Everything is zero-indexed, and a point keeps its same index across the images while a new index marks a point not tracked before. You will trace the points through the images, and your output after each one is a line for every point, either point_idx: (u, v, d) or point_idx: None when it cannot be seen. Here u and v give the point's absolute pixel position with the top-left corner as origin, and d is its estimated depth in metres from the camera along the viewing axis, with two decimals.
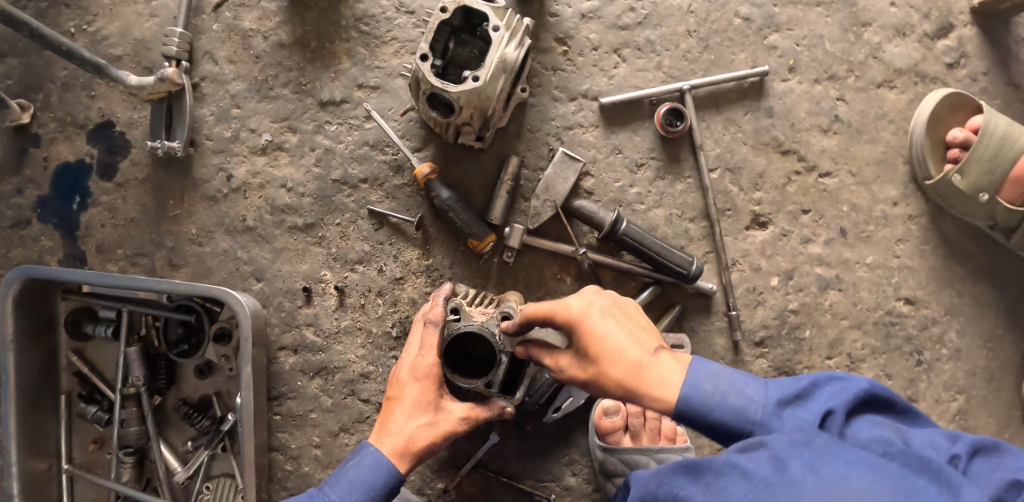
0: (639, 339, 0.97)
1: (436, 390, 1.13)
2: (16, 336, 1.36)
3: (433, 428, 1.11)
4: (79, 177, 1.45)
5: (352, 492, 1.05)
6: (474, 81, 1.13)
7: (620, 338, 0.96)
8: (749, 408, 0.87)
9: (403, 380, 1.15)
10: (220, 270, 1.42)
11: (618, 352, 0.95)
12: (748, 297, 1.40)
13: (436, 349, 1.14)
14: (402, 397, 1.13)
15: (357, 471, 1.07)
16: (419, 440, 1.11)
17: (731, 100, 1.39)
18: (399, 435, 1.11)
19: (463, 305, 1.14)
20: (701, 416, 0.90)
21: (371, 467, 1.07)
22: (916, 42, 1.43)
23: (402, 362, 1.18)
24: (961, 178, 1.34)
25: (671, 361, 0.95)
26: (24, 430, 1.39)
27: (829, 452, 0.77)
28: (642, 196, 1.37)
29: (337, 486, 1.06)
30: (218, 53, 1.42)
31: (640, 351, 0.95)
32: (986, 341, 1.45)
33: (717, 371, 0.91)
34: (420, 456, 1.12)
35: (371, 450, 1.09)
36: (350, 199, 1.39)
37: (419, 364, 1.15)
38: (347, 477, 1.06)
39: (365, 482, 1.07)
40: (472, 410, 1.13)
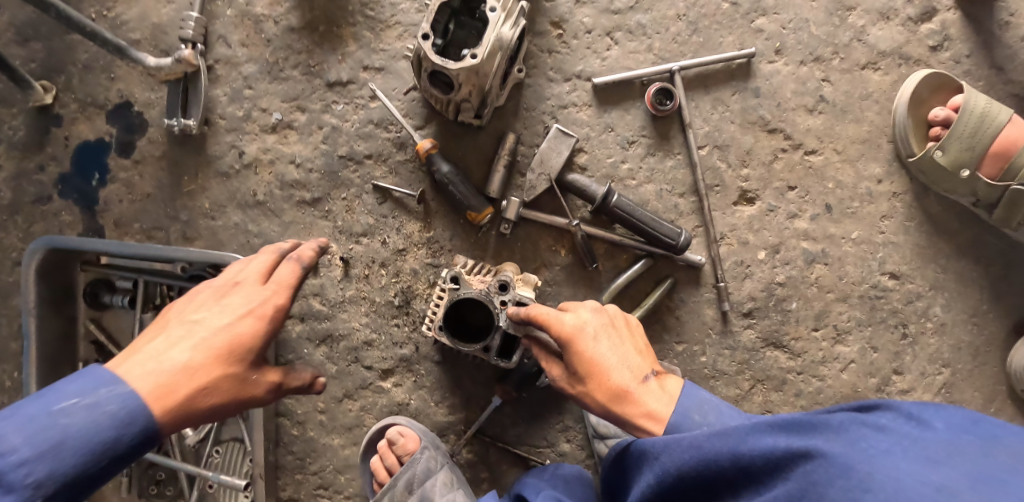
0: (628, 362, 1.10)
1: (255, 343, 0.99)
2: (39, 302, 1.44)
3: (221, 387, 0.95)
4: (99, 155, 1.53)
5: (43, 438, 0.85)
6: (472, 58, 1.19)
7: (609, 361, 1.09)
8: None
9: (218, 317, 0.98)
10: (231, 243, 1.49)
11: (611, 373, 1.09)
12: (736, 269, 1.45)
13: (286, 291, 1.04)
14: (212, 336, 0.97)
15: (71, 415, 0.87)
16: (208, 395, 0.94)
17: (720, 81, 1.45)
18: (175, 379, 0.92)
19: (462, 274, 1.20)
20: None
21: (117, 406, 0.89)
22: (899, 25, 1.49)
23: (210, 294, 1.01)
24: (943, 154, 1.39)
25: (652, 386, 1.09)
26: (43, 394, 1.46)
27: (951, 413, 0.90)
28: (633, 172, 1.43)
29: (25, 431, 0.85)
30: (231, 37, 1.50)
31: (628, 375, 1.09)
32: (971, 316, 1.49)
33: (704, 401, 1.10)
34: (198, 410, 0.94)
35: (124, 390, 0.89)
36: (355, 175, 1.46)
37: (235, 306, 1.00)
38: (47, 423, 0.86)
39: (91, 438, 0.87)
40: (281, 380, 1.04)
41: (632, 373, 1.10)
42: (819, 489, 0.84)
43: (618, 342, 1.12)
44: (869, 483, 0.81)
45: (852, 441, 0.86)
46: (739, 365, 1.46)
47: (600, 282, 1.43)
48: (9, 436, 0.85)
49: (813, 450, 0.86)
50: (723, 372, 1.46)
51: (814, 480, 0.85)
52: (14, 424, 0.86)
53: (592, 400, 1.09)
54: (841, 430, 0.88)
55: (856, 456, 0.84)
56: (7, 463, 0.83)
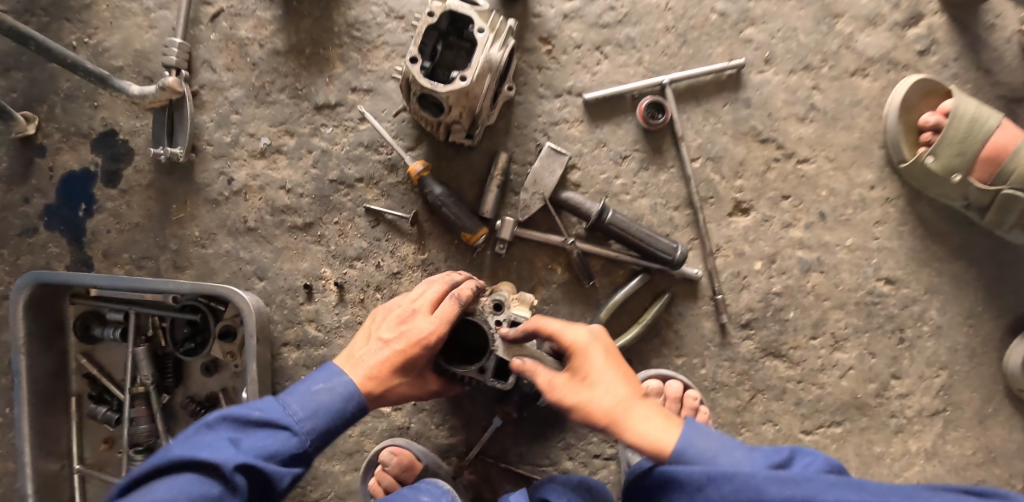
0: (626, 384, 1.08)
1: (430, 358, 1.13)
2: (29, 339, 1.42)
3: (410, 387, 1.16)
4: (85, 185, 1.50)
5: (310, 412, 1.05)
6: (462, 80, 1.18)
7: (609, 381, 1.07)
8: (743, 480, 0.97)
9: (411, 334, 1.11)
10: (223, 271, 1.47)
11: (616, 383, 1.07)
12: (732, 281, 1.45)
13: (449, 324, 1.11)
14: (399, 346, 1.11)
15: (322, 397, 1.06)
16: (391, 393, 1.13)
17: (710, 92, 1.45)
18: (373, 377, 1.11)
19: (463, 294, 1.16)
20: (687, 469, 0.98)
21: (342, 396, 1.07)
22: (887, 31, 1.49)
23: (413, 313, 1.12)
24: (934, 160, 1.40)
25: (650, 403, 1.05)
26: (37, 431, 1.44)
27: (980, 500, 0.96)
28: (627, 187, 1.43)
29: (301, 407, 1.04)
30: (216, 61, 1.47)
31: (627, 394, 1.05)
32: (966, 317, 1.50)
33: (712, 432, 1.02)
34: (380, 401, 1.13)
35: (341, 382, 1.08)
36: (347, 198, 1.44)
37: (431, 327, 1.11)
38: (313, 398, 1.06)
39: (329, 410, 1.06)
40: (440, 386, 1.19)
41: (635, 388, 1.07)
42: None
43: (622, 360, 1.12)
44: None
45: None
46: (739, 376, 1.46)
47: (597, 299, 1.43)
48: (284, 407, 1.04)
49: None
50: (723, 384, 1.45)
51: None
52: (286, 398, 1.06)
53: (588, 417, 1.06)
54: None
55: None
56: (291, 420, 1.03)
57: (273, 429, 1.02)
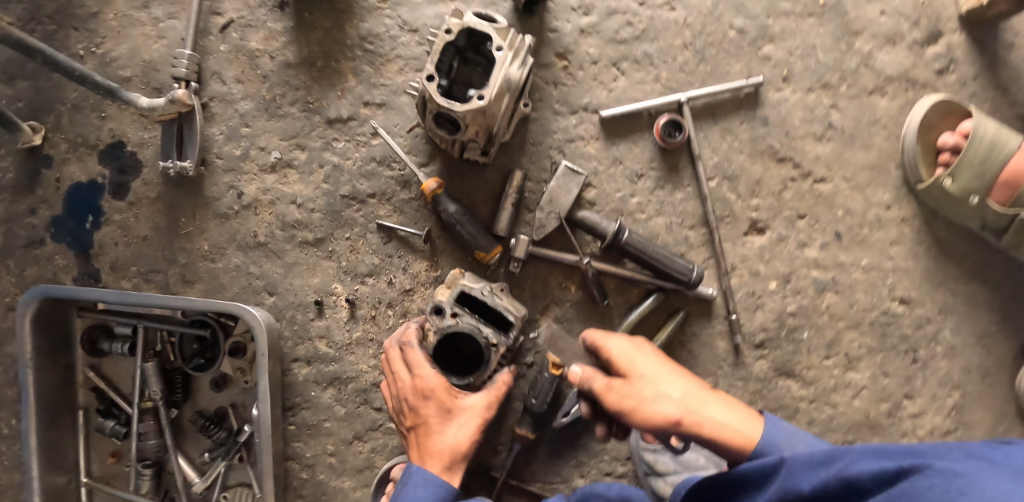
0: (698, 387, 1.08)
1: (448, 398, 1.18)
2: (35, 354, 1.40)
3: (463, 424, 1.17)
4: (92, 197, 1.48)
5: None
6: (479, 99, 1.16)
7: (682, 389, 1.07)
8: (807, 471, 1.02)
9: (413, 402, 1.19)
10: (232, 286, 1.45)
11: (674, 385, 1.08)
12: (747, 300, 1.44)
13: (423, 363, 1.19)
14: (422, 417, 1.18)
15: (416, 496, 1.11)
16: (458, 447, 1.17)
17: (728, 110, 1.43)
18: (437, 453, 1.16)
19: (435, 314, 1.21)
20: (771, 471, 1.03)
21: (423, 484, 1.12)
22: (906, 49, 1.47)
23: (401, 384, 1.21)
24: (952, 182, 1.38)
25: (723, 409, 1.07)
26: (44, 445, 1.43)
27: None
28: (643, 205, 1.41)
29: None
30: (226, 73, 1.45)
31: (702, 402, 1.06)
32: (980, 338, 1.50)
33: (795, 433, 1.07)
34: (460, 456, 1.17)
35: (412, 471, 1.14)
36: (359, 214, 1.43)
37: (422, 380, 1.18)
38: (402, 501, 1.11)
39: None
40: (487, 398, 1.20)
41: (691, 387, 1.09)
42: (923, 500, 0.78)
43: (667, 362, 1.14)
44: (969, 490, 0.76)
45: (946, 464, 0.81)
46: (752, 395, 1.45)
47: (612, 318, 1.42)
48: None
49: (921, 466, 0.81)
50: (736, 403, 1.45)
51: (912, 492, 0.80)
52: None
53: (655, 422, 1.05)
54: (952, 455, 0.81)
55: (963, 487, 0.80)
56: None
57: None
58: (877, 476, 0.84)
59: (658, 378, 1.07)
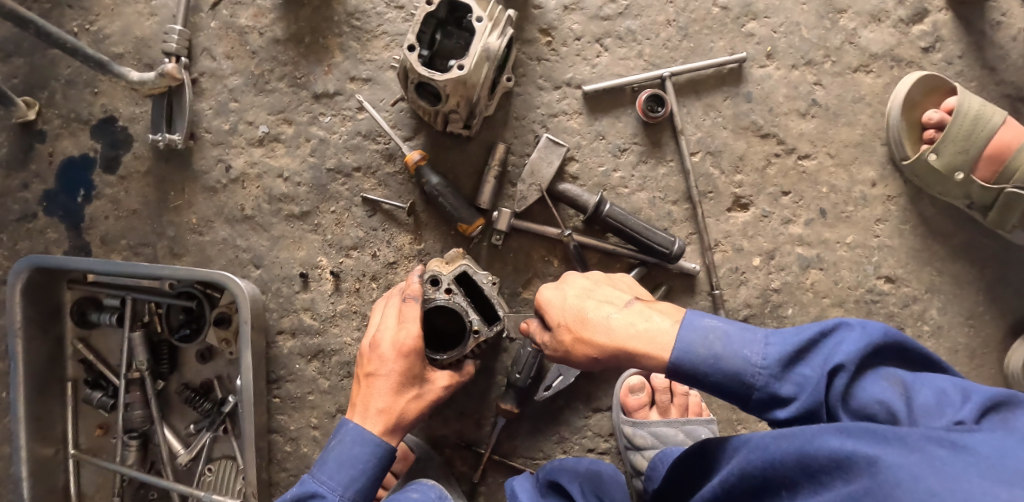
0: (614, 318, 1.02)
1: (418, 364, 1.16)
2: (25, 324, 1.42)
3: (420, 398, 1.17)
4: (84, 171, 1.50)
5: (341, 472, 1.10)
6: (460, 69, 1.18)
7: (596, 324, 1.03)
8: (748, 370, 0.91)
9: (384, 354, 1.15)
10: (220, 258, 1.47)
11: (586, 320, 1.04)
12: (730, 276, 1.44)
13: (415, 322, 1.16)
14: (385, 370, 1.15)
15: (351, 452, 1.11)
16: (406, 413, 1.17)
17: (711, 86, 1.43)
18: (382, 411, 1.14)
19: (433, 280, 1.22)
20: (700, 380, 0.95)
21: (355, 441, 1.12)
22: (891, 27, 1.48)
23: (378, 333, 1.17)
24: (937, 157, 1.38)
25: (634, 334, 1.00)
26: (32, 416, 1.44)
27: None
28: (625, 180, 1.42)
29: (325, 468, 1.10)
30: (216, 49, 1.47)
31: (618, 332, 1.01)
32: (967, 318, 1.49)
33: (712, 329, 0.96)
34: (404, 423, 1.17)
35: (354, 427, 1.13)
36: (344, 187, 1.44)
37: (402, 336, 1.15)
38: (335, 457, 1.11)
39: (351, 458, 1.11)
40: (452, 379, 1.21)
41: (609, 316, 1.03)
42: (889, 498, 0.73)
43: (589, 293, 1.08)
44: (940, 490, 0.71)
45: (922, 458, 0.74)
46: None
47: None
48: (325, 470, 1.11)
49: (883, 460, 0.75)
50: None
51: (878, 490, 0.74)
52: (321, 468, 1.11)
53: (585, 360, 1.04)
54: (917, 440, 0.76)
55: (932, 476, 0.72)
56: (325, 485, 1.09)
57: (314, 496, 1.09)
58: (836, 461, 0.78)
59: (574, 320, 1.05)
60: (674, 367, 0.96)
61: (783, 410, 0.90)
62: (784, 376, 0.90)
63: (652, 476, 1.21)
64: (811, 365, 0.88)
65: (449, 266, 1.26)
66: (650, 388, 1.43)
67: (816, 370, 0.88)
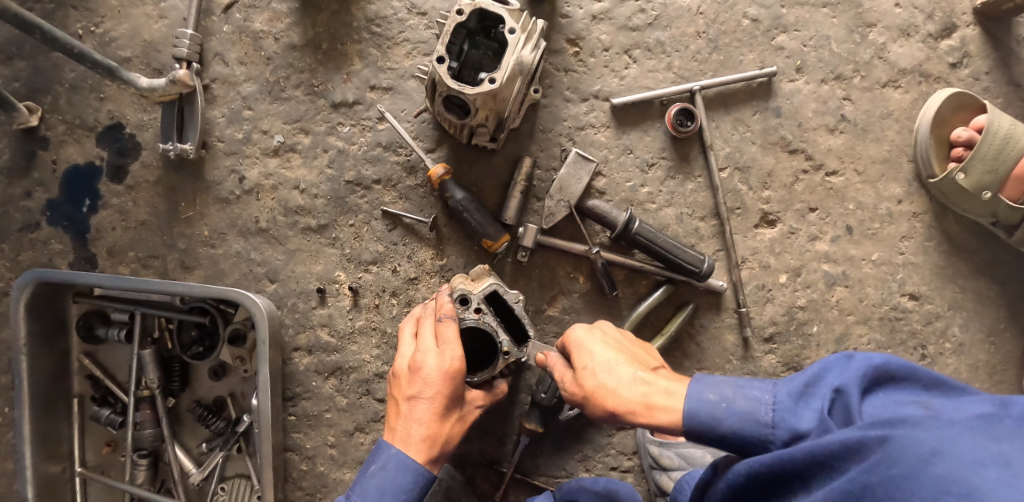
0: (634, 373, 1.01)
1: (461, 386, 1.16)
2: (30, 339, 1.36)
3: (460, 421, 1.17)
4: (89, 180, 1.44)
5: (382, 499, 1.09)
6: (491, 82, 1.14)
7: (619, 376, 1.01)
8: (761, 408, 0.87)
9: (428, 377, 1.13)
10: (233, 272, 1.42)
11: (607, 370, 1.03)
12: (757, 294, 1.42)
13: (456, 343, 1.15)
14: (428, 393, 1.14)
15: (393, 478, 1.10)
16: (447, 437, 1.16)
17: (740, 100, 1.41)
18: (425, 436, 1.13)
19: (466, 298, 1.19)
20: (712, 429, 0.90)
21: (397, 468, 1.11)
22: (920, 42, 1.46)
23: (419, 357, 1.15)
24: (965, 176, 1.37)
25: (661, 393, 0.97)
26: (37, 434, 1.39)
27: None
28: (653, 195, 1.39)
29: (366, 494, 1.09)
30: (229, 54, 1.41)
31: (641, 386, 0.99)
32: (988, 335, 1.50)
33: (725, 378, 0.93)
34: (445, 447, 1.16)
35: (397, 453, 1.11)
36: (364, 200, 1.40)
37: (445, 358, 1.14)
38: (376, 484, 1.10)
39: (393, 485, 1.10)
40: (487, 399, 1.21)
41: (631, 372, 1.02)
42: (897, 466, 0.73)
43: (611, 345, 1.07)
44: (940, 449, 0.72)
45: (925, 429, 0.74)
46: None
47: (619, 309, 1.39)
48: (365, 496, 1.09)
49: (891, 436, 0.74)
50: None
51: (886, 461, 0.73)
52: (359, 494, 1.09)
53: (601, 411, 1.01)
54: (916, 418, 0.76)
55: (936, 442, 0.73)
56: None
57: None
58: (847, 449, 0.76)
59: (602, 371, 1.03)
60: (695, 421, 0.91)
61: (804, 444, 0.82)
62: (805, 418, 0.83)
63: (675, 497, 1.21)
64: (818, 399, 0.84)
65: (476, 285, 1.22)
66: None
67: (821, 402, 0.83)
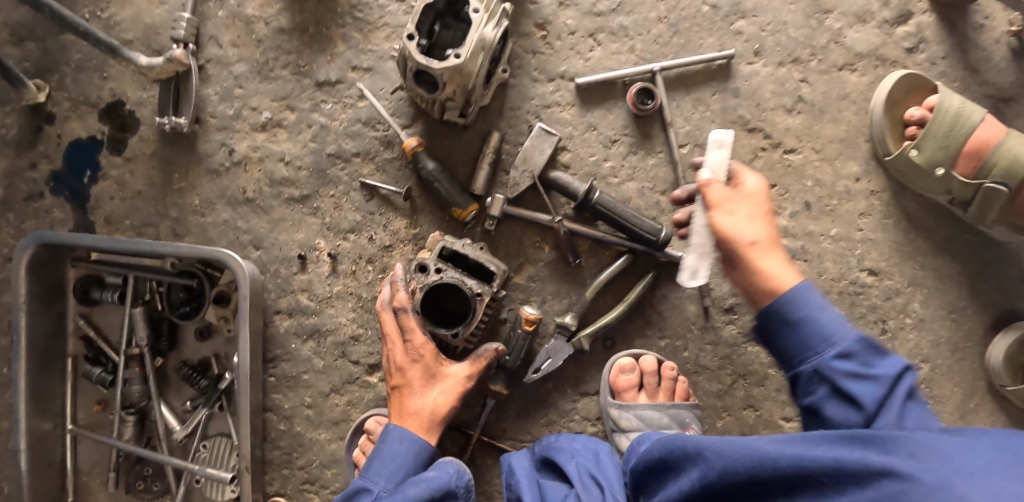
0: (762, 237, 1.05)
1: (433, 363, 1.28)
2: (29, 299, 1.46)
3: (446, 393, 1.28)
4: (91, 153, 1.55)
5: (384, 466, 1.21)
6: (456, 57, 1.23)
7: (749, 234, 1.05)
8: (830, 336, 0.97)
9: (400, 366, 1.29)
10: (221, 239, 1.51)
11: (755, 225, 1.06)
12: (717, 266, 1.48)
13: (417, 328, 1.28)
14: (406, 380, 1.28)
15: (390, 447, 1.23)
16: (438, 410, 1.28)
17: (700, 81, 1.49)
18: (416, 414, 1.27)
19: (420, 266, 1.27)
20: (800, 308, 0.99)
21: (398, 440, 1.23)
22: (876, 28, 1.52)
23: (390, 349, 1.30)
24: (918, 153, 1.42)
25: (780, 264, 1.03)
26: (32, 389, 1.48)
27: None
28: (616, 169, 1.47)
29: (371, 466, 1.22)
30: (222, 37, 1.52)
31: (768, 251, 1.04)
32: (950, 312, 1.52)
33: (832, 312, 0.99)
34: (439, 419, 1.28)
35: (393, 429, 1.25)
36: (343, 172, 1.49)
37: (409, 345, 1.28)
38: (378, 456, 1.22)
39: (393, 454, 1.22)
40: (467, 370, 1.30)
41: (767, 238, 1.05)
42: None
43: (760, 209, 1.09)
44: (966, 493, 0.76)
45: (938, 463, 0.80)
46: (721, 360, 1.48)
47: (583, 278, 1.46)
48: (371, 469, 1.21)
49: (895, 469, 0.81)
50: (705, 367, 1.48)
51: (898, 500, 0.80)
52: (368, 471, 1.21)
53: (717, 229, 1.07)
54: (920, 452, 0.82)
55: (950, 478, 0.78)
56: (372, 482, 1.20)
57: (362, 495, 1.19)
58: (841, 471, 0.85)
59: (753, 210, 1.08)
60: (800, 297, 1.00)
61: (840, 361, 0.97)
62: (857, 355, 0.97)
63: (632, 454, 1.22)
64: (858, 383, 0.95)
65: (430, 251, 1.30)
66: (638, 370, 1.43)
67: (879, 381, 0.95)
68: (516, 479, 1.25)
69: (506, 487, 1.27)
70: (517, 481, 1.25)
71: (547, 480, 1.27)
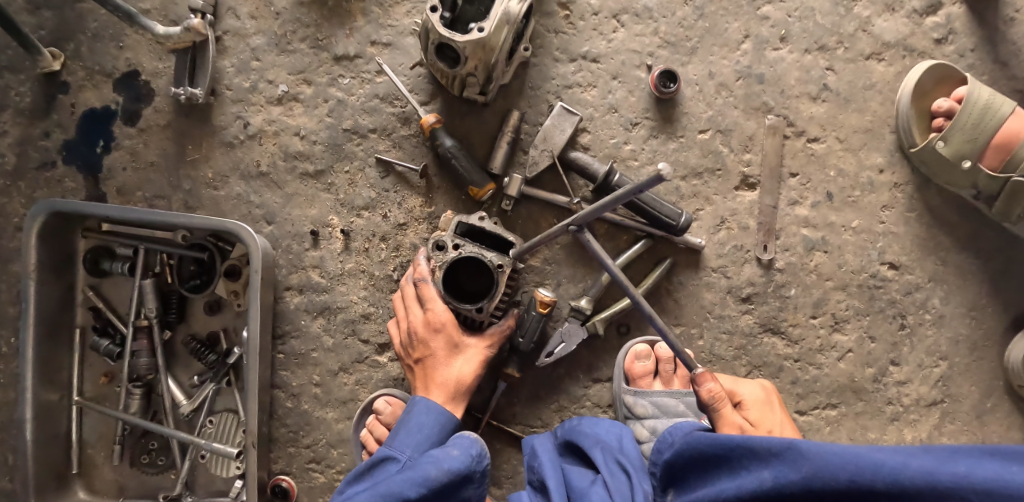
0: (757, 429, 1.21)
1: (454, 333, 1.28)
2: (38, 267, 1.44)
3: (468, 363, 1.28)
4: (104, 123, 1.53)
5: (410, 436, 1.19)
6: (479, 31, 1.20)
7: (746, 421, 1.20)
8: None
9: (422, 338, 1.28)
10: (233, 213, 1.49)
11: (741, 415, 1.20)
12: (735, 254, 1.46)
13: (437, 298, 1.28)
14: (428, 351, 1.28)
15: (418, 419, 1.21)
16: (462, 381, 1.28)
17: (724, 66, 1.46)
18: (441, 385, 1.27)
19: (439, 242, 1.26)
20: None
21: (423, 411, 1.22)
22: (904, 17, 1.50)
23: (410, 322, 1.30)
24: (945, 145, 1.39)
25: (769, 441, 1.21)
26: (40, 359, 1.46)
27: None
28: (636, 153, 1.45)
29: (397, 437, 1.19)
30: (240, 9, 1.50)
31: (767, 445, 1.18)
32: (970, 309, 1.49)
33: None
34: (463, 389, 1.28)
35: (419, 401, 1.24)
36: (359, 148, 1.47)
37: (429, 317, 1.28)
38: (403, 427, 1.20)
39: (418, 425, 1.21)
40: (486, 339, 1.30)
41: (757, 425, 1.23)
42: None
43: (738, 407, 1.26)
44: None
45: None
46: (736, 350, 1.46)
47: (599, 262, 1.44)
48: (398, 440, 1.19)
49: None
50: (719, 357, 1.46)
51: None
52: (393, 441, 1.19)
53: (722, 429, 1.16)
54: None
55: None
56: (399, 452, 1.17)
57: (387, 463, 1.16)
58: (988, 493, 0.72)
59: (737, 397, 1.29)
60: None
61: None
62: None
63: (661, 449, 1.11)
64: None
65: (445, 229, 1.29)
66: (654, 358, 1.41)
67: None
68: (539, 462, 1.23)
69: (528, 469, 1.26)
70: (540, 464, 1.22)
71: (570, 465, 1.25)
